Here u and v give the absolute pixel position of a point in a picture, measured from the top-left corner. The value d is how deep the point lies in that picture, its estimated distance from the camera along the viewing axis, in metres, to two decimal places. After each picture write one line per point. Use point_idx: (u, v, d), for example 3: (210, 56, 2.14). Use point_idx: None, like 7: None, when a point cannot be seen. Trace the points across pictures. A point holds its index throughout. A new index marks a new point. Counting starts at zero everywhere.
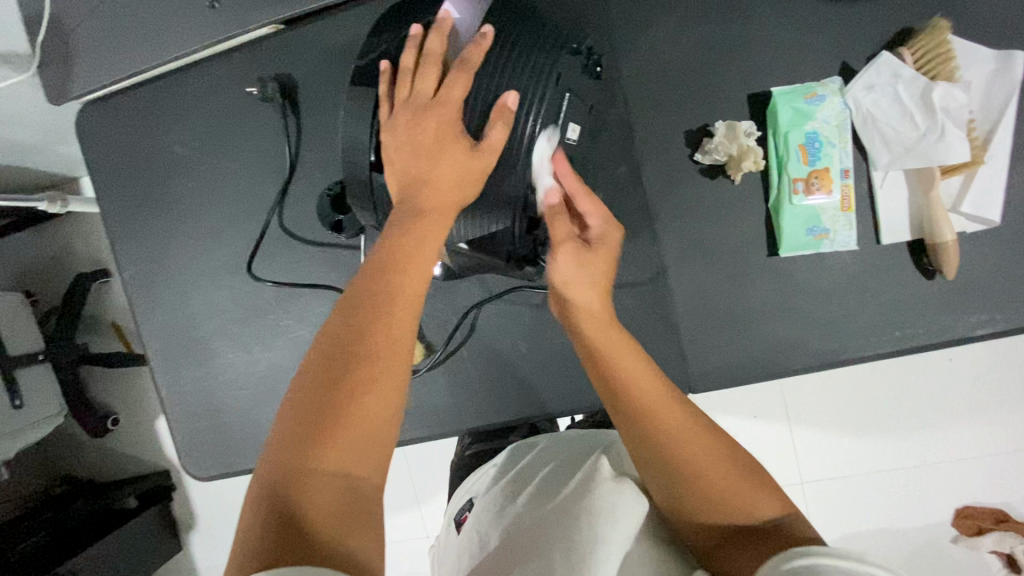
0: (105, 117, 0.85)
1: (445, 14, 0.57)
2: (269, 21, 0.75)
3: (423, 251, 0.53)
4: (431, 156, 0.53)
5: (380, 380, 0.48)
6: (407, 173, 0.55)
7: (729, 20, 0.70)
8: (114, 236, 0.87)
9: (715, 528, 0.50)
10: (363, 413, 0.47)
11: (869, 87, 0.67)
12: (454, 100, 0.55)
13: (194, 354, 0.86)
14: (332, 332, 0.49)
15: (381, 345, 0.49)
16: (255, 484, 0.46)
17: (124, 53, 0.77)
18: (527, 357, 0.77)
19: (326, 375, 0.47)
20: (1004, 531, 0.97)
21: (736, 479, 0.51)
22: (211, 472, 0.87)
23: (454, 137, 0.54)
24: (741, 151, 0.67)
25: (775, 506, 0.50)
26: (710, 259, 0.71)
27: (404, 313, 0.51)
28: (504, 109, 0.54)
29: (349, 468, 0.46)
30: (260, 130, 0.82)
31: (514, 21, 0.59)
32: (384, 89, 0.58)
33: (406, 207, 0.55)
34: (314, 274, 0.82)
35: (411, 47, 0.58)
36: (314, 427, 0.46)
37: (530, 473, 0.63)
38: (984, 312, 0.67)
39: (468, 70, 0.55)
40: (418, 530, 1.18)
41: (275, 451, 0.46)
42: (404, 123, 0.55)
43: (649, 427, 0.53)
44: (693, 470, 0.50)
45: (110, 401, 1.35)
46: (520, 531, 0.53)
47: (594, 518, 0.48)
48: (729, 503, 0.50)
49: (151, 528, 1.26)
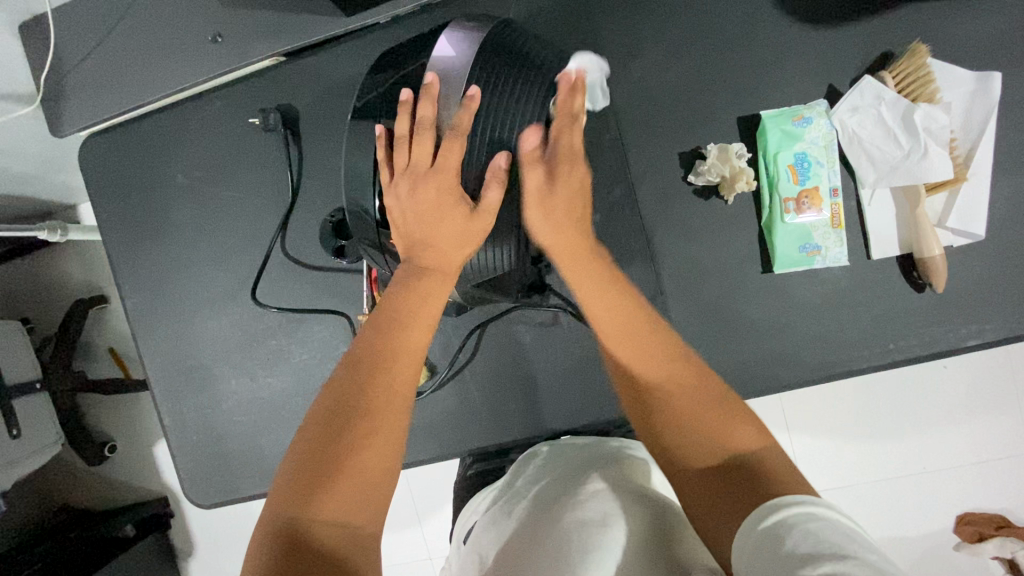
0: (107, 148, 0.87)
1: (433, 77, 0.56)
2: (269, 54, 0.77)
3: (424, 305, 0.56)
4: (433, 222, 0.57)
5: (382, 430, 0.49)
6: (410, 235, 0.58)
7: (715, 48, 0.72)
8: (115, 265, 0.88)
9: (706, 473, 0.47)
10: (367, 462, 0.48)
11: (854, 108, 0.69)
12: (451, 167, 0.56)
13: (197, 382, 0.86)
14: (335, 384, 0.51)
15: (383, 397, 0.50)
16: (258, 529, 0.46)
17: (129, 88, 0.79)
18: (530, 376, 0.78)
19: (328, 422, 0.48)
20: (1006, 536, 0.98)
21: (724, 421, 0.49)
22: (212, 499, 0.87)
23: (452, 203, 0.57)
24: (734, 173, 0.69)
25: (756, 440, 0.48)
26: (706, 277, 0.72)
27: (407, 366, 0.53)
28: (498, 170, 0.56)
29: (350, 512, 0.46)
30: (262, 161, 0.83)
31: (498, 68, 0.56)
32: (382, 154, 0.59)
33: (409, 264, 0.58)
34: (315, 299, 0.83)
35: (405, 113, 0.58)
36: (316, 473, 0.46)
37: (525, 487, 0.62)
38: (974, 323, 0.69)
39: (459, 136, 0.56)
40: (419, 550, 1.17)
41: (276, 495, 0.47)
42: (405, 193, 0.57)
43: (628, 365, 0.56)
44: (645, 371, 0.54)
45: (108, 427, 1.35)
46: (515, 543, 0.53)
47: (587, 531, 0.48)
48: (704, 430, 0.49)
49: (149, 557, 1.24)
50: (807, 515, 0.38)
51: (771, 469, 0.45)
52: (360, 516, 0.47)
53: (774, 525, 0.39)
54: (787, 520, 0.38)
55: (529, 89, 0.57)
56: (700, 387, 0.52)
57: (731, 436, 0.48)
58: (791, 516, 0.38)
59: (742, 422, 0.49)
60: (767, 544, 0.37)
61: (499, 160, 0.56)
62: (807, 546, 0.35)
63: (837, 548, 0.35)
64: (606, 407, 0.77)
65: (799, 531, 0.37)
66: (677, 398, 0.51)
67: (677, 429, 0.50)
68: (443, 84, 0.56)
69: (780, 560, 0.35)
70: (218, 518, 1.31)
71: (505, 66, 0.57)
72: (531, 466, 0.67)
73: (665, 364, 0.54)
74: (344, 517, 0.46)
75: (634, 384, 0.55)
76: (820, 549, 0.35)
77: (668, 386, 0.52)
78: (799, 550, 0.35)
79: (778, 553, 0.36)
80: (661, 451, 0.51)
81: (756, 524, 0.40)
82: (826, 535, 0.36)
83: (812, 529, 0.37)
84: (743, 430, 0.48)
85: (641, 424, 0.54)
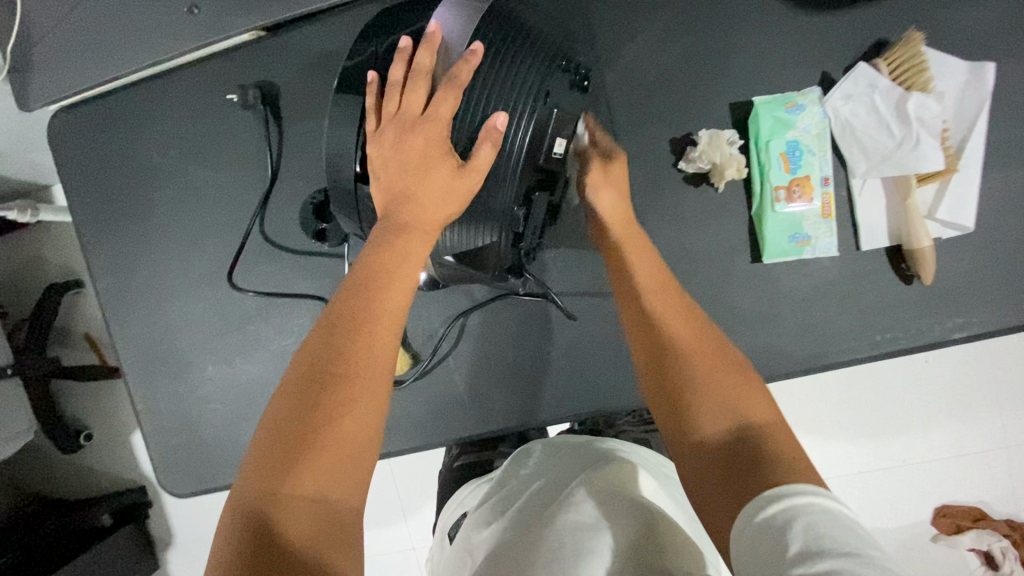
0: (78, 124, 0.83)
1: (435, 26, 0.55)
2: (249, 27, 0.74)
3: (404, 264, 0.51)
4: (418, 174, 0.52)
5: (362, 398, 0.45)
6: (391, 188, 0.54)
7: (710, 31, 0.71)
8: (86, 247, 0.84)
9: (709, 441, 0.46)
10: (345, 432, 0.44)
11: (847, 96, 0.68)
12: (443, 118, 0.53)
13: (172, 368, 0.84)
14: (311, 351, 0.47)
15: (363, 361, 0.46)
16: (229, 510, 0.42)
17: (100, 59, 0.75)
18: (515, 364, 0.77)
19: (305, 390, 0.44)
20: (981, 529, 1.00)
21: (742, 391, 0.48)
22: (188, 488, 0.85)
23: (440, 156, 0.53)
24: (724, 160, 0.68)
25: (767, 415, 0.46)
26: (695, 266, 0.71)
27: (387, 331, 0.48)
28: (493, 130, 0.52)
29: (330, 487, 0.43)
30: (241, 140, 0.80)
31: (503, 35, 0.56)
32: (371, 101, 0.56)
33: (388, 220, 0.53)
34: (296, 283, 0.80)
35: (400, 60, 0.55)
36: (293, 446, 0.43)
37: (519, 487, 0.61)
38: (961, 316, 0.69)
39: (455, 87, 0.52)
40: (402, 542, 1.16)
41: (250, 472, 0.43)
42: (390, 139, 0.53)
43: (653, 329, 0.55)
44: (665, 332, 0.54)
45: (83, 415, 1.31)
46: (504, 546, 0.52)
47: (578, 534, 0.47)
48: (728, 393, 0.48)
49: (126, 547, 1.22)
50: (806, 507, 0.36)
51: (773, 439, 0.44)
52: (339, 491, 0.43)
53: (772, 519, 0.36)
54: (785, 512, 0.36)
55: (535, 57, 0.56)
56: (716, 355, 0.52)
57: (747, 405, 0.47)
58: (791, 508, 0.36)
59: (757, 395, 0.48)
60: (766, 539, 0.36)
61: (495, 120, 0.52)
62: (804, 545, 0.34)
63: (837, 544, 0.33)
64: (592, 396, 0.76)
65: (799, 527, 0.35)
66: (694, 359, 0.51)
67: (694, 398, 0.49)
68: (444, 38, 0.55)
69: (777, 563, 0.34)
70: (197, 508, 1.28)
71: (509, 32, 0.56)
72: (527, 463, 0.65)
73: (687, 329, 0.54)
74: (324, 492, 0.42)
75: (654, 348, 0.54)
76: (823, 549, 0.33)
77: (682, 351, 0.53)
78: (794, 550, 0.34)
79: (778, 553, 0.34)
80: (676, 413, 0.49)
81: (755, 515, 0.38)
82: (826, 533, 0.34)
83: (815, 526, 0.34)
84: (757, 403, 0.47)
85: (655, 385, 0.53)
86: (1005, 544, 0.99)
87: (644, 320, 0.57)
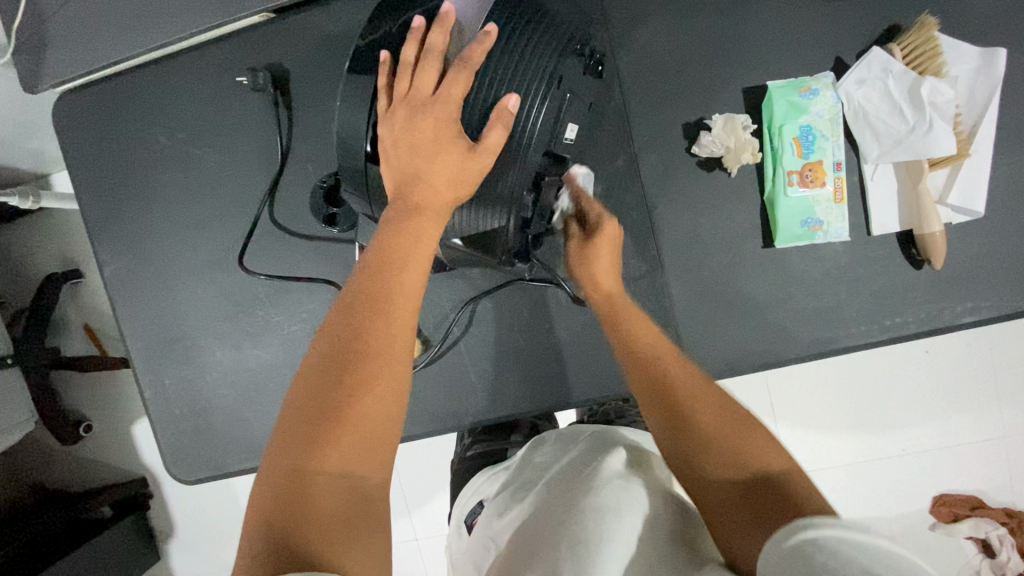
0: (84, 107, 0.82)
1: (448, 7, 0.55)
2: (260, 9, 0.73)
3: (419, 247, 0.51)
4: (429, 156, 0.52)
5: (382, 377, 0.45)
6: (403, 169, 0.53)
7: (724, 15, 0.71)
8: (92, 231, 0.83)
9: (731, 485, 0.46)
10: (367, 413, 0.43)
11: (860, 81, 0.68)
12: (454, 98, 0.52)
13: (180, 354, 0.83)
14: (332, 334, 0.46)
15: (381, 342, 0.46)
16: (256, 492, 0.42)
17: (107, 41, 0.74)
18: (526, 349, 0.77)
19: (327, 374, 0.44)
20: (979, 517, 1.02)
21: (752, 436, 0.48)
22: (196, 475, 0.85)
23: (450, 136, 0.52)
24: (738, 145, 0.68)
25: (780, 460, 0.47)
26: (707, 251, 0.72)
27: (404, 314, 0.48)
28: (504, 110, 0.52)
29: (353, 465, 0.43)
30: (250, 124, 0.80)
31: (518, 18, 0.56)
32: (383, 81, 0.56)
33: (401, 205, 0.53)
34: (306, 268, 0.80)
35: (411, 40, 0.55)
36: (316, 427, 0.42)
37: (536, 474, 0.61)
38: (970, 301, 0.69)
39: (469, 68, 0.53)
40: (406, 532, 1.16)
41: (276, 454, 0.43)
42: (402, 120, 0.53)
43: (657, 381, 0.55)
44: (669, 381, 0.54)
45: (85, 405, 1.30)
46: (526, 533, 0.52)
47: (599, 518, 0.47)
48: (738, 440, 0.48)
49: (128, 538, 1.21)
50: (838, 536, 0.36)
51: (796, 485, 0.44)
52: (365, 471, 0.43)
53: (801, 544, 0.37)
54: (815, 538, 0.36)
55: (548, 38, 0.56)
56: (719, 400, 0.52)
57: (760, 453, 0.47)
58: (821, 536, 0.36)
59: (766, 442, 0.48)
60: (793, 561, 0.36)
61: (507, 103, 0.52)
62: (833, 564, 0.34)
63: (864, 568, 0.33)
64: (603, 381, 0.76)
65: (827, 551, 0.35)
66: (697, 406, 0.51)
67: (710, 442, 0.48)
68: (458, 21, 0.55)
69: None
70: (200, 498, 1.28)
71: (524, 15, 0.56)
72: (542, 451, 0.65)
73: (689, 379, 0.54)
74: (349, 469, 0.42)
75: (663, 389, 0.54)
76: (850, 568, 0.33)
77: (693, 401, 0.52)
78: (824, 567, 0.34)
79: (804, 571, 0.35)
80: (690, 458, 0.49)
81: (785, 541, 0.38)
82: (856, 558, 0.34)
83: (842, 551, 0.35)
84: (767, 448, 0.47)
85: (660, 427, 0.52)
86: (1002, 532, 1.00)
87: (645, 374, 0.56)
